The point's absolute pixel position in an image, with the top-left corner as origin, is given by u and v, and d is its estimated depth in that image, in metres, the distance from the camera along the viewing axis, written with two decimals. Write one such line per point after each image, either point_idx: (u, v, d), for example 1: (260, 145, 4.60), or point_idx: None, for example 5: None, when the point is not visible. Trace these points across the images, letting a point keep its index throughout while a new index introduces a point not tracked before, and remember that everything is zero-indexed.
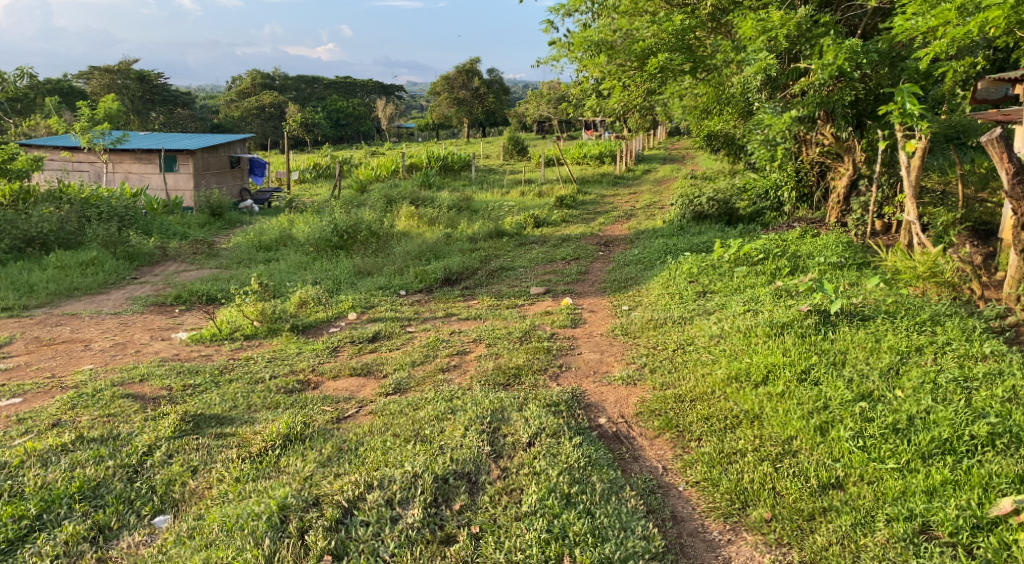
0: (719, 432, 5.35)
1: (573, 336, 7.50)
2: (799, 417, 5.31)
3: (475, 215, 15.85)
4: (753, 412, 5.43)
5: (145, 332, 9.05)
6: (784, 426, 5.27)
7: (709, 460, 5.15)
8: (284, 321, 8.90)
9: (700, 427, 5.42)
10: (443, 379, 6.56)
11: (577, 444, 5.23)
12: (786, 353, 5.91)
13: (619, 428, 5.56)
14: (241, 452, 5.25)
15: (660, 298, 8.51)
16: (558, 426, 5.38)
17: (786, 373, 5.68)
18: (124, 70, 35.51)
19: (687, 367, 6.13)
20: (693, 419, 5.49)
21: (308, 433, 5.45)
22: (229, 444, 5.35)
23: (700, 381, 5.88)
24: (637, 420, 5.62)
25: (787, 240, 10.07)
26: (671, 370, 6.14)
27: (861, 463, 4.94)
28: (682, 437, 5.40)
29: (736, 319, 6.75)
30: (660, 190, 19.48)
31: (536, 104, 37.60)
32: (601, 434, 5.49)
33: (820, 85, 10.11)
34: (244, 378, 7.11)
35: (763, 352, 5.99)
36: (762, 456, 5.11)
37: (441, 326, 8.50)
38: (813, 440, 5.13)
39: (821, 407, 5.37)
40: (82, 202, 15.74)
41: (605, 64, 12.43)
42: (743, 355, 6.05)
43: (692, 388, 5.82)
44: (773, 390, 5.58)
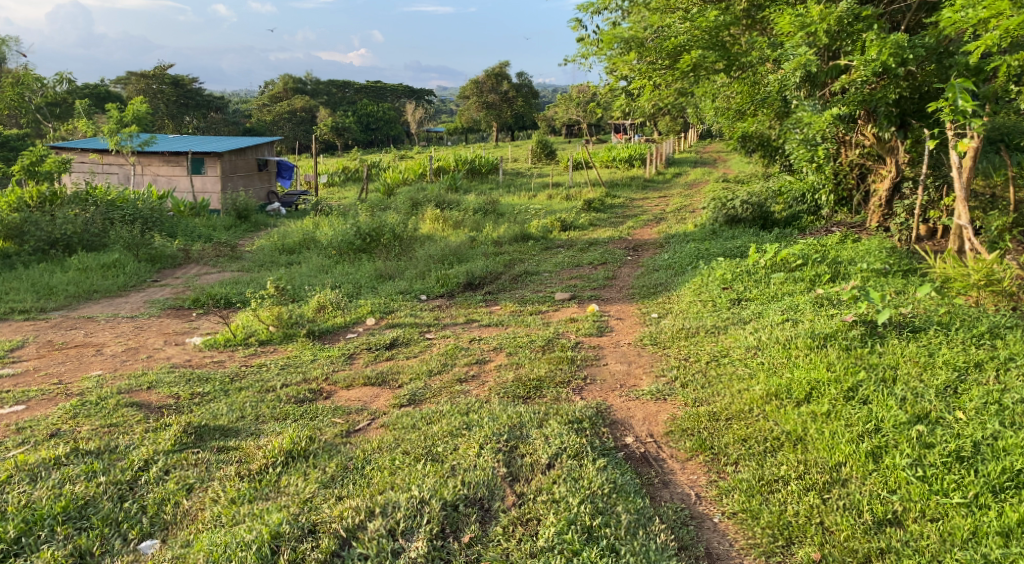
0: (759, 456, 4.93)
1: (599, 345, 7.11)
2: (847, 441, 4.87)
3: (501, 218, 15.51)
4: (796, 435, 5.01)
5: (159, 337, 8.79)
6: (830, 451, 4.84)
7: (748, 488, 4.74)
8: (300, 326, 8.61)
9: (737, 450, 5.01)
10: (460, 390, 6.20)
11: (600, 467, 4.85)
12: (831, 367, 5.47)
13: (649, 448, 5.16)
14: (241, 470, 4.93)
15: (691, 306, 8.09)
16: (580, 447, 5.00)
17: (831, 390, 5.24)
18: (160, 75, 35.39)
19: (721, 381, 5.71)
20: (729, 441, 5.08)
21: (314, 449, 5.12)
22: (230, 460, 5.04)
23: (737, 398, 5.45)
24: (668, 440, 5.21)
25: (826, 245, 9.60)
26: (704, 385, 5.71)
27: (921, 497, 4.51)
28: (717, 461, 4.98)
29: (774, 331, 6.32)
30: (691, 194, 18.99)
31: (565, 107, 37.20)
32: (627, 455, 5.09)
33: (862, 83, 9.64)
34: (256, 386, 6.80)
35: (805, 367, 5.55)
36: (807, 486, 4.69)
37: (461, 333, 8.16)
38: (864, 469, 4.70)
39: (872, 430, 4.92)
40: (107, 203, 15.62)
41: (636, 63, 12.03)
42: (783, 370, 5.62)
43: (727, 405, 5.40)
44: (816, 409, 5.14)
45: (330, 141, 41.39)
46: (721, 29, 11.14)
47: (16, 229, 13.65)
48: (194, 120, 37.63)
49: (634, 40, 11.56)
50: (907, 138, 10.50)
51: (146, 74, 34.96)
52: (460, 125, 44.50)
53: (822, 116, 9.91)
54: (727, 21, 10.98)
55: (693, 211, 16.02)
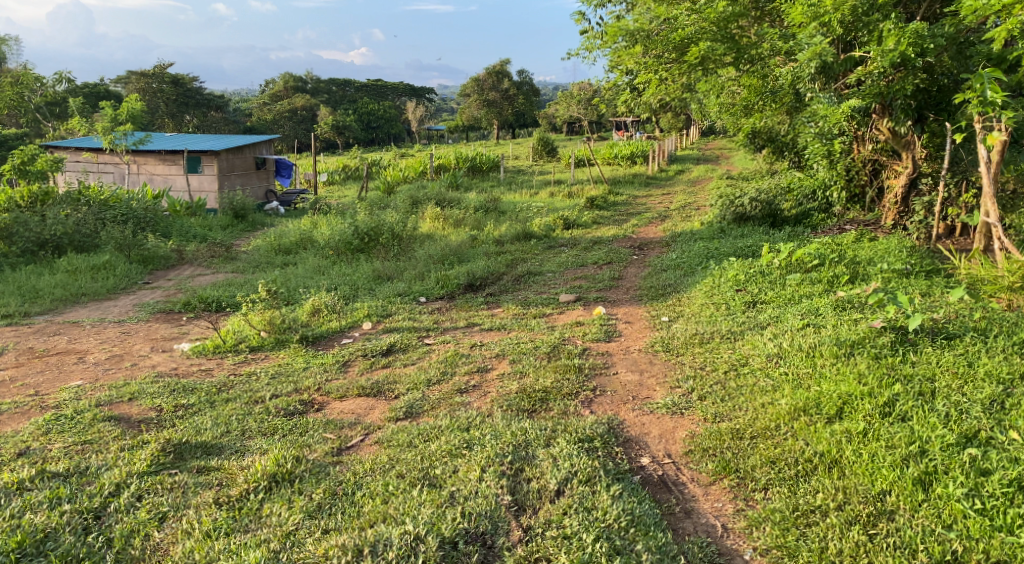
0: (791, 482, 4.53)
1: (607, 351, 6.71)
2: (890, 466, 4.47)
3: (503, 217, 15.11)
4: (831, 458, 4.61)
5: (146, 343, 8.40)
6: (871, 477, 4.44)
7: (782, 520, 4.34)
8: (293, 331, 8.21)
9: (766, 474, 4.61)
10: (461, 402, 5.80)
11: (616, 495, 4.46)
12: (863, 379, 5.07)
13: (667, 470, 4.77)
14: (219, 496, 4.54)
15: (704, 310, 7.69)
16: (592, 471, 4.61)
17: (866, 406, 4.84)
18: (159, 74, 35.02)
19: (742, 393, 5.31)
20: (757, 462, 4.68)
21: (301, 471, 4.73)
22: (209, 484, 4.66)
23: (761, 414, 5.05)
24: (688, 461, 4.81)
25: (842, 244, 9.19)
26: (724, 398, 5.31)
27: (982, 534, 4.11)
28: (744, 487, 4.58)
29: (796, 338, 5.92)
30: (695, 191, 18.61)
31: (566, 103, 36.79)
32: (644, 479, 4.69)
33: (880, 75, 9.23)
34: (244, 397, 6.41)
35: (834, 378, 5.15)
36: (850, 519, 4.29)
37: (462, 338, 7.75)
38: (911, 499, 4.31)
39: (918, 453, 4.52)
40: (99, 203, 15.23)
41: (642, 55, 11.62)
42: (810, 382, 5.22)
43: (752, 421, 5.00)
44: (851, 427, 4.75)
45: (330, 139, 41.01)
46: (731, 20, 10.74)
47: (5, 230, 13.26)
48: (194, 119, 37.29)
49: (640, 32, 11.15)
50: (925, 132, 10.08)
51: (145, 72, 34.60)
52: (461, 123, 44.08)
53: (838, 108, 9.50)
54: (737, 12, 10.58)
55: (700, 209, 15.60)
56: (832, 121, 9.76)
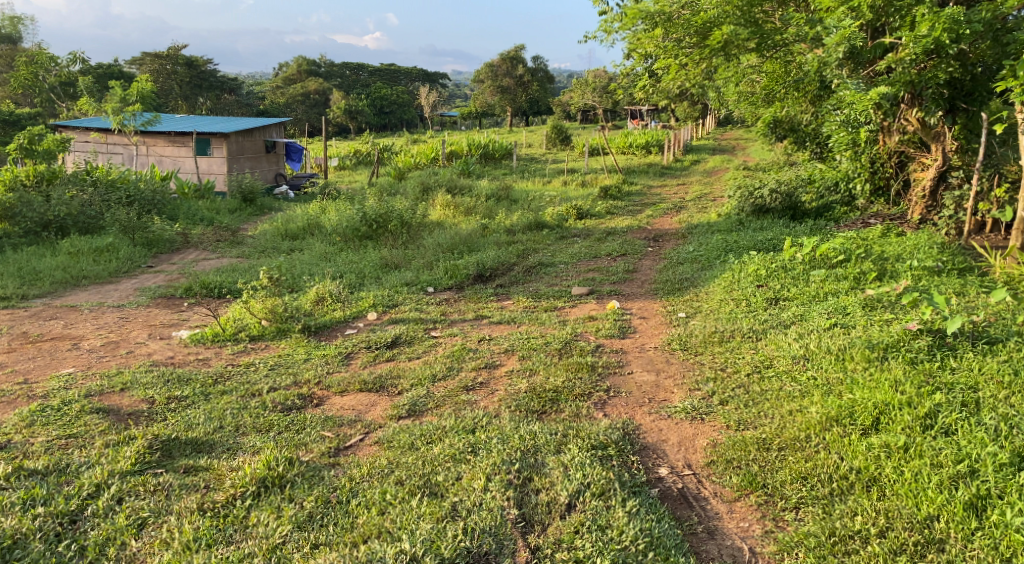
0: (825, 501, 4.21)
1: (622, 349, 6.38)
2: (937, 488, 4.13)
3: (515, 205, 14.77)
4: (868, 475, 4.28)
5: (144, 330, 8.12)
6: (915, 500, 4.11)
7: (817, 546, 4.01)
8: (295, 320, 7.91)
9: (797, 492, 4.28)
10: (466, 401, 5.49)
11: (633, 512, 4.15)
12: (901, 387, 4.74)
13: (688, 483, 4.45)
14: (204, 502, 4.26)
15: (723, 306, 7.35)
16: (607, 484, 4.30)
17: (905, 417, 4.51)
18: (174, 55, 34.71)
19: (768, 399, 4.99)
20: (787, 478, 4.36)
21: (293, 475, 4.45)
22: (195, 487, 4.38)
23: (789, 422, 4.73)
24: (710, 474, 4.49)
25: (868, 239, 8.83)
26: (748, 403, 4.99)
27: None
28: (773, 505, 4.26)
29: (824, 339, 5.59)
30: (710, 182, 18.24)
31: (581, 91, 36.32)
32: (663, 493, 4.38)
33: (911, 62, 8.87)
34: (240, 389, 6.12)
35: (868, 385, 4.82)
36: (894, 548, 3.95)
37: (469, 332, 7.44)
38: (961, 525, 3.97)
39: (966, 474, 4.18)
40: (106, 183, 14.97)
41: (662, 40, 11.26)
42: (842, 389, 4.89)
43: (780, 430, 4.67)
44: (889, 441, 4.41)
45: (343, 124, 40.70)
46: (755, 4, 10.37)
47: (8, 210, 13.01)
48: (207, 102, 37.03)
49: (661, 15, 10.78)
50: (956, 122, 9.74)
51: (159, 54, 34.33)
52: (474, 110, 43.69)
53: (866, 95, 9.11)
54: None
55: (716, 200, 15.23)
56: (860, 109, 9.37)
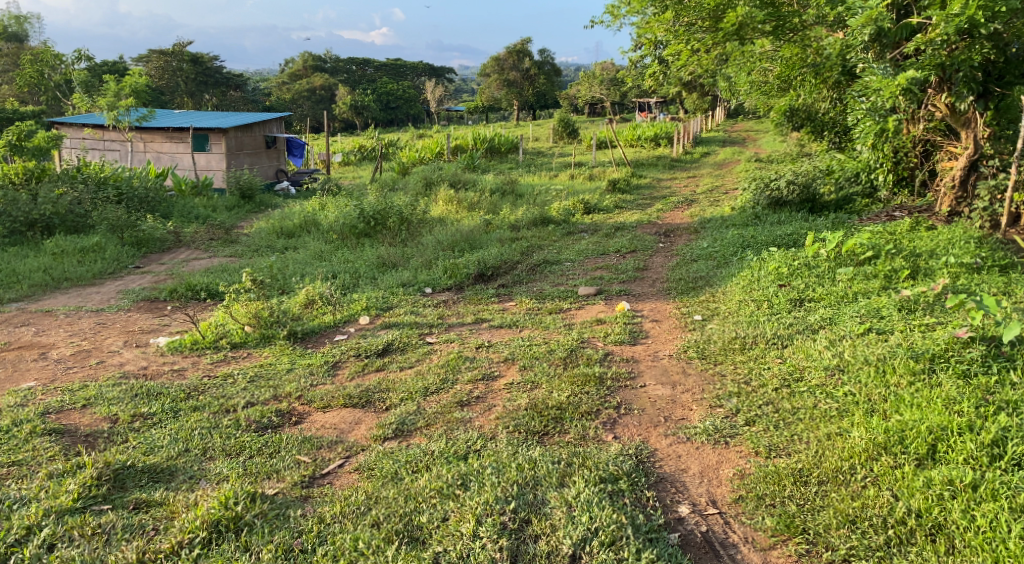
0: (879, 553, 3.68)
1: (633, 357, 5.81)
2: (1017, 539, 3.59)
3: (520, 200, 14.19)
4: (931, 520, 3.74)
5: (120, 337, 7.58)
6: (994, 555, 3.56)
7: None
8: (281, 326, 7.36)
9: (845, 540, 3.75)
10: (460, 419, 4.93)
11: None
12: (959, 409, 4.18)
13: (714, 525, 3.92)
14: (142, 552, 3.79)
15: (743, 308, 6.78)
16: (620, 530, 3.79)
17: (968, 446, 3.97)
18: (179, 52, 34.20)
19: (801, 421, 4.44)
20: (832, 523, 3.82)
21: (252, 518, 3.98)
22: (137, 531, 3.93)
23: (829, 449, 4.18)
24: (739, 513, 3.97)
25: (896, 233, 8.25)
26: (778, 425, 4.44)
27: None
28: (816, 555, 3.74)
29: (860, 347, 5.02)
30: (721, 174, 17.66)
31: (588, 85, 35.69)
32: (685, 538, 3.86)
33: (941, 43, 8.29)
34: (214, 405, 5.58)
35: (918, 405, 4.27)
36: None
37: (468, 337, 6.88)
38: None
39: None
40: (97, 181, 14.44)
41: (673, 24, 10.70)
42: (887, 408, 4.34)
43: (817, 461, 4.14)
44: (953, 477, 3.86)
45: (349, 119, 40.16)
46: None
47: None
48: (213, 98, 36.48)
49: None
50: (989, 108, 9.13)
51: (164, 50, 33.79)
52: (480, 104, 43.10)
53: (894, 80, 8.45)
54: None
55: (729, 193, 14.63)
56: (885, 96, 8.71)
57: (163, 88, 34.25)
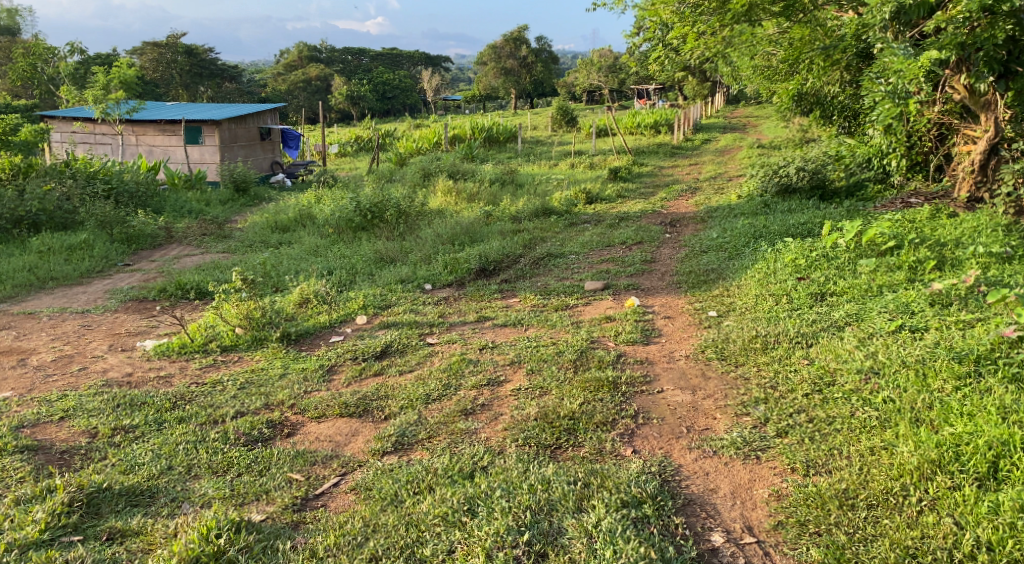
0: None
1: (648, 359, 5.44)
2: None
3: (521, 190, 13.82)
4: (1005, 555, 3.42)
5: (105, 340, 7.22)
6: None
7: None
8: (273, 327, 6.99)
9: None
10: (465, 430, 4.57)
11: None
12: (1018, 420, 3.89)
13: (752, 556, 3.61)
14: None
15: (760, 304, 6.44)
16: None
17: None
18: (174, 44, 33.71)
19: (839, 432, 4.13)
20: (889, 557, 3.49)
21: (237, 554, 3.66)
22: None
23: (875, 467, 3.87)
24: (778, 542, 3.66)
25: (916, 221, 7.91)
26: (814, 438, 4.13)
27: None
28: None
29: (893, 347, 4.70)
30: (723, 161, 17.29)
31: (586, 72, 35.25)
32: None
33: (963, 22, 7.94)
34: (200, 415, 5.23)
35: (973, 418, 3.96)
36: None
37: (471, 338, 6.52)
38: None
39: None
40: (86, 176, 14.05)
41: (678, 5, 10.31)
42: (937, 420, 4.03)
43: (863, 481, 3.82)
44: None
45: (346, 110, 39.70)
46: None
47: None
48: (208, 90, 36.00)
49: None
50: (1010, 89, 8.53)
51: (159, 42, 33.31)
52: (477, 93, 42.67)
53: (915, 60, 8.07)
54: None
55: (733, 180, 14.26)
56: (905, 78, 8.32)
57: (158, 80, 33.77)
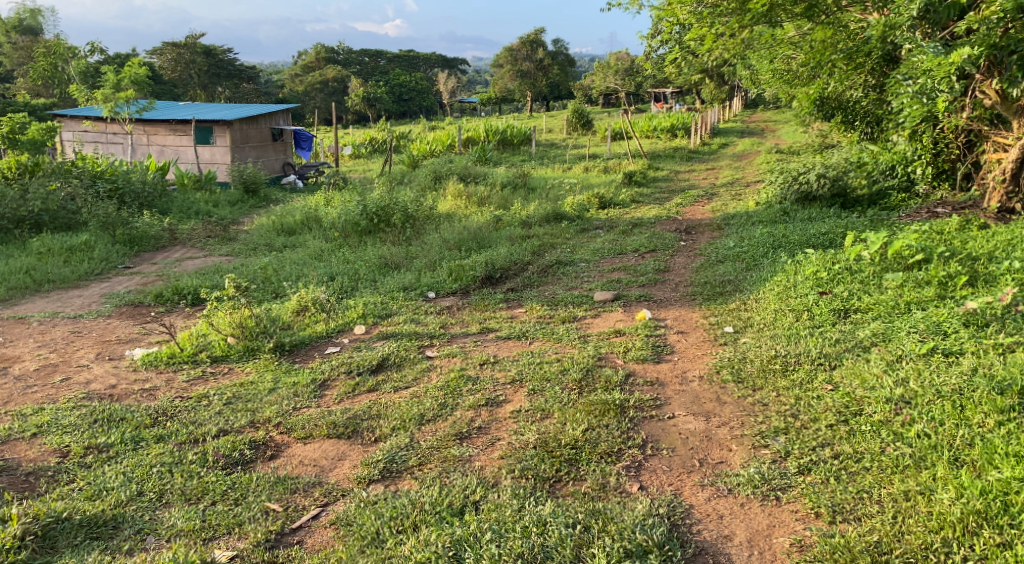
0: None
1: (658, 381, 5.07)
2: None
3: (532, 194, 13.47)
4: None
5: (93, 348, 6.93)
6: None
7: None
8: (267, 336, 6.66)
9: None
10: (459, 458, 4.25)
11: None
12: None
13: None
14: None
15: (780, 320, 6.07)
16: None
17: None
18: (192, 44, 33.63)
19: (867, 472, 3.84)
20: None
21: None
22: None
23: (907, 516, 3.59)
24: None
25: (945, 233, 7.51)
26: (840, 478, 3.83)
27: None
28: None
29: (925, 372, 4.36)
30: (740, 166, 16.89)
31: (601, 76, 34.95)
32: None
33: (996, 22, 7.55)
34: (180, 434, 4.92)
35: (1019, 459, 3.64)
36: None
37: (472, 351, 6.18)
38: None
39: None
40: (91, 175, 13.81)
41: (696, 6, 9.84)
42: (977, 462, 3.73)
43: (897, 534, 3.53)
44: None
45: (361, 111, 39.50)
46: None
47: None
48: (226, 91, 35.85)
49: None
50: None
51: (178, 42, 33.22)
52: (492, 95, 42.33)
53: (946, 59, 7.67)
54: None
55: (751, 186, 13.85)
56: (936, 78, 7.94)
57: (176, 80, 33.66)
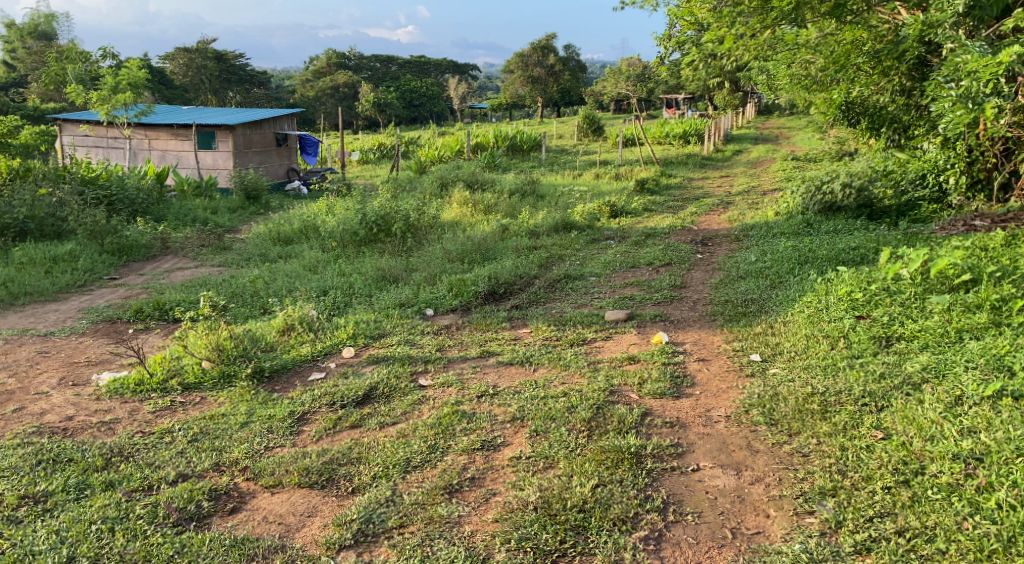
0: None
1: (679, 421, 4.43)
2: None
3: (541, 202, 12.84)
4: None
5: (57, 372, 6.34)
6: None
7: None
8: (246, 361, 6.03)
9: None
10: (446, 519, 3.79)
11: None
12: None
13: None
14: None
15: (813, 348, 5.44)
16: None
17: None
18: (204, 49, 33.21)
19: (944, 557, 3.42)
20: None
21: None
22: None
23: None
24: None
25: (989, 247, 6.85)
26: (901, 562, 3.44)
27: None
28: None
29: (998, 421, 3.91)
30: (756, 173, 16.23)
31: (614, 82, 34.32)
32: None
33: None
34: (132, 480, 4.32)
35: None
36: None
37: (469, 380, 5.54)
38: None
39: None
40: (83, 181, 13.25)
41: (715, 5, 9.13)
42: None
43: None
44: None
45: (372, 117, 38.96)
46: None
47: None
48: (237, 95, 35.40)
49: None
50: None
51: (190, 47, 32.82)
52: (502, 101, 41.75)
53: (993, 58, 7.01)
54: None
55: (769, 195, 13.16)
56: (982, 80, 7.26)
57: (187, 85, 33.17)
